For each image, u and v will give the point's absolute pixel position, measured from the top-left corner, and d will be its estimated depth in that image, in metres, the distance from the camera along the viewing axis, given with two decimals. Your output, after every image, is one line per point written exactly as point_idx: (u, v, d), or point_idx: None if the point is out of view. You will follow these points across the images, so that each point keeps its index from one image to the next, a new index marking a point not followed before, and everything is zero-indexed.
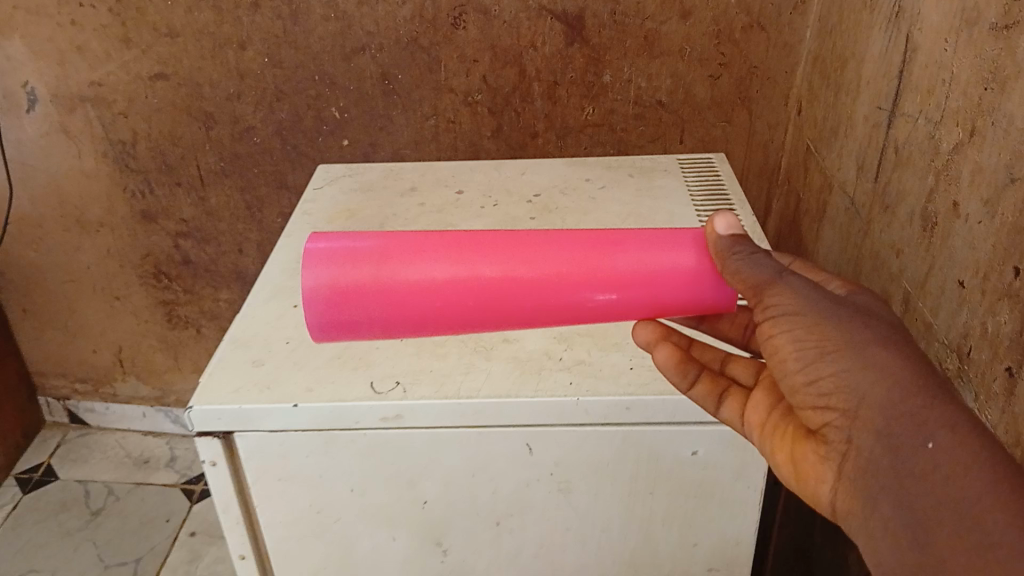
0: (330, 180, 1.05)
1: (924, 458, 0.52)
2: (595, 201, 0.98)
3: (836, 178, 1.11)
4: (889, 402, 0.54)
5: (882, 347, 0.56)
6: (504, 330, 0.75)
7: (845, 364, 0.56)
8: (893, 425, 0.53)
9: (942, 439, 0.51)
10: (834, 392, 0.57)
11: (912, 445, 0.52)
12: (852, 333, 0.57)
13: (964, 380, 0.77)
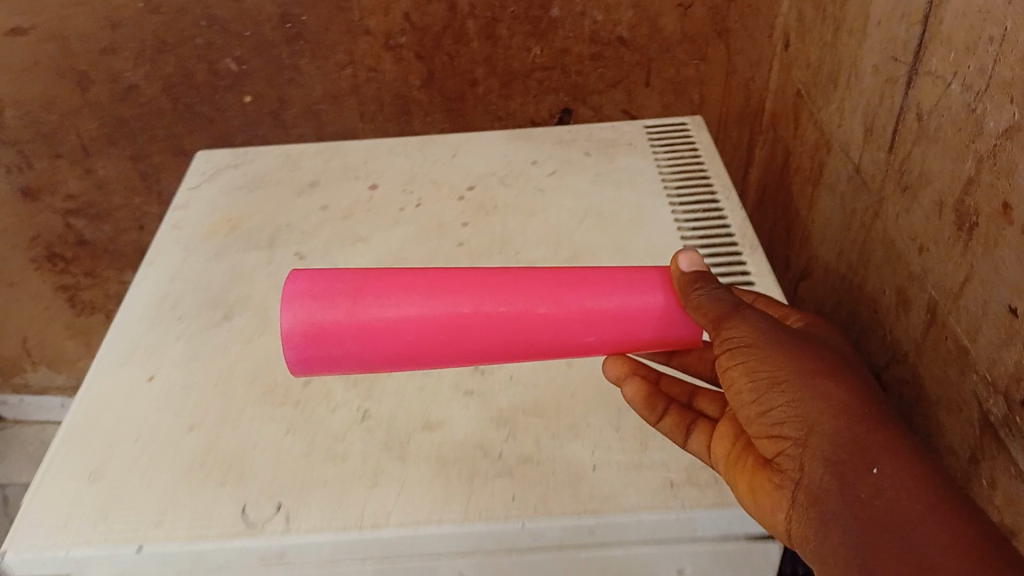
0: (211, 175, 0.83)
1: (875, 486, 0.42)
2: (543, 193, 0.78)
3: (835, 136, 0.92)
4: (841, 426, 0.44)
5: (840, 372, 0.47)
6: (425, 410, 0.57)
7: (798, 389, 0.46)
8: (843, 446, 0.44)
9: (891, 466, 0.42)
10: (786, 418, 0.46)
11: (862, 472, 0.43)
12: (800, 360, 0.47)
13: (1012, 430, 0.61)
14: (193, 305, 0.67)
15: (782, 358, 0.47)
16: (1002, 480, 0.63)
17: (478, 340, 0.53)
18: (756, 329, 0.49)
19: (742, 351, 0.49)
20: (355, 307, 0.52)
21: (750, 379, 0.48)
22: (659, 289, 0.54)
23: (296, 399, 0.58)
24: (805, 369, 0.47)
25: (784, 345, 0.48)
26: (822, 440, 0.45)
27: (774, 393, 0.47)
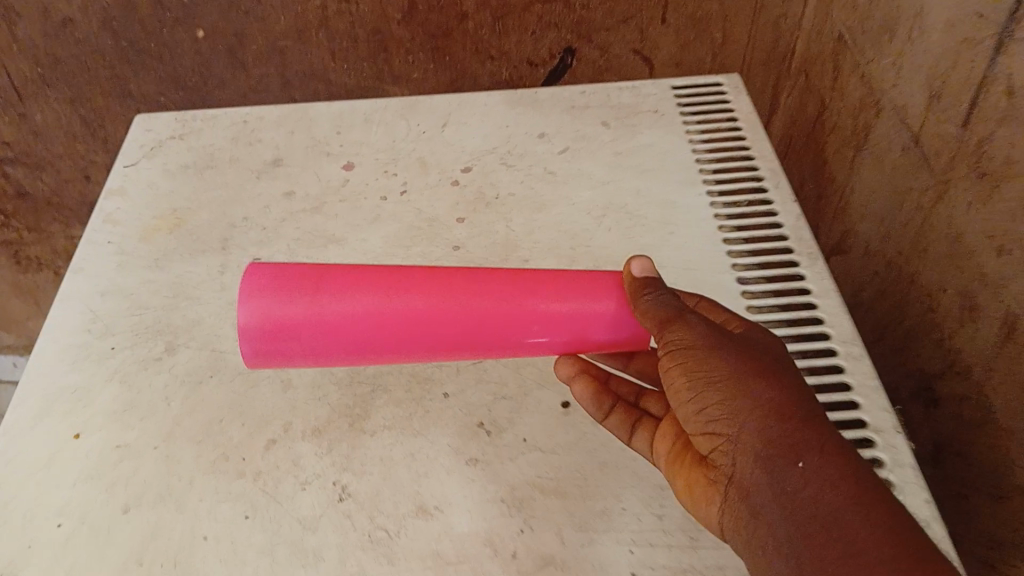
0: (152, 150, 0.70)
1: (804, 484, 0.36)
2: (553, 179, 0.64)
3: (887, 97, 0.78)
4: (771, 417, 0.38)
5: (778, 365, 0.40)
6: (417, 487, 0.46)
7: (731, 385, 0.39)
8: (773, 441, 0.37)
9: (819, 459, 0.36)
10: (720, 416, 0.40)
11: (791, 468, 0.36)
12: (732, 353, 0.40)
13: None
14: (128, 333, 0.55)
15: (722, 355, 0.40)
16: None
17: (423, 341, 0.46)
18: (699, 326, 0.42)
19: (680, 351, 0.42)
20: (290, 302, 0.45)
21: (687, 379, 0.41)
22: (615, 293, 0.47)
23: (256, 470, 0.47)
24: (744, 365, 0.40)
25: (723, 339, 0.41)
26: (754, 436, 0.38)
27: (711, 393, 0.40)
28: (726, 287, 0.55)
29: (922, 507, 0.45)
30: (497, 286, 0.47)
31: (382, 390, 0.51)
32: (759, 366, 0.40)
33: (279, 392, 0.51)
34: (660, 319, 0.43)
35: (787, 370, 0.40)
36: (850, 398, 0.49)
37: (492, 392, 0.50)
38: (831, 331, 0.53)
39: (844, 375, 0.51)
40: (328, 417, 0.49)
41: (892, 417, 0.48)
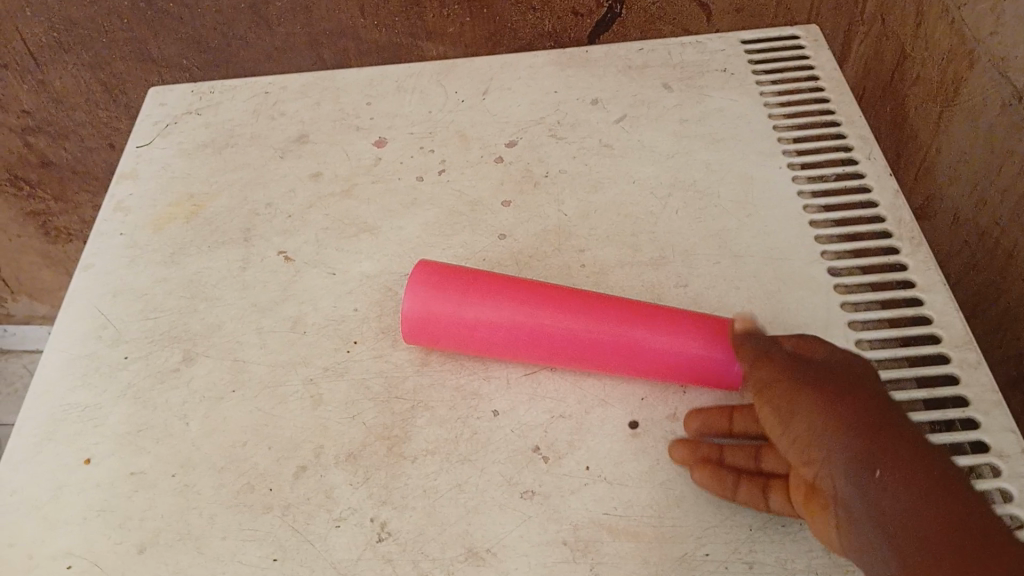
0: (168, 127, 0.63)
1: (892, 497, 0.32)
2: (610, 153, 0.57)
3: (984, 47, 0.68)
4: (842, 429, 0.34)
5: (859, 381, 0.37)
6: (467, 526, 0.40)
7: (802, 404, 0.35)
8: (850, 453, 0.34)
9: (900, 469, 0.33)
10: (800, 436, 0.35)
11: (877, 482, 0.33)
12: (799, 371, 0.37)
13: None
14: (142, 340, 0.50)
15: (803, 380, 0.36)
16: None
17: (531, 351, 0.45)
18: (780, 358, 0.38)
19: (761, 381, 0.38)
20: (438, 295, 0.45)
21: (766, 409, 0.37)
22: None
23: (285, 503, 0.42)
24: (824, 386, 0.36)
25: (797, 364, 0.37)
26: (837, 452, 0.34)
27: (791, 419, 0.36)
28: (814, 280, 0.48)
29: None
30: (610, 311, 0.45)
31: (424, 408, 0.45)
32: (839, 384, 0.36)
33: (308, 410, 0.45)
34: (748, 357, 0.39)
35: (867, 384, 0.37)
36: (969, 416, 0.42)
37: (550, 410, 0.44)
38: (941, 333, 0.45)
39: (959, 389, 0.43)
40: (364, 440, 0.44)
41: (1020, 440, 0.41)
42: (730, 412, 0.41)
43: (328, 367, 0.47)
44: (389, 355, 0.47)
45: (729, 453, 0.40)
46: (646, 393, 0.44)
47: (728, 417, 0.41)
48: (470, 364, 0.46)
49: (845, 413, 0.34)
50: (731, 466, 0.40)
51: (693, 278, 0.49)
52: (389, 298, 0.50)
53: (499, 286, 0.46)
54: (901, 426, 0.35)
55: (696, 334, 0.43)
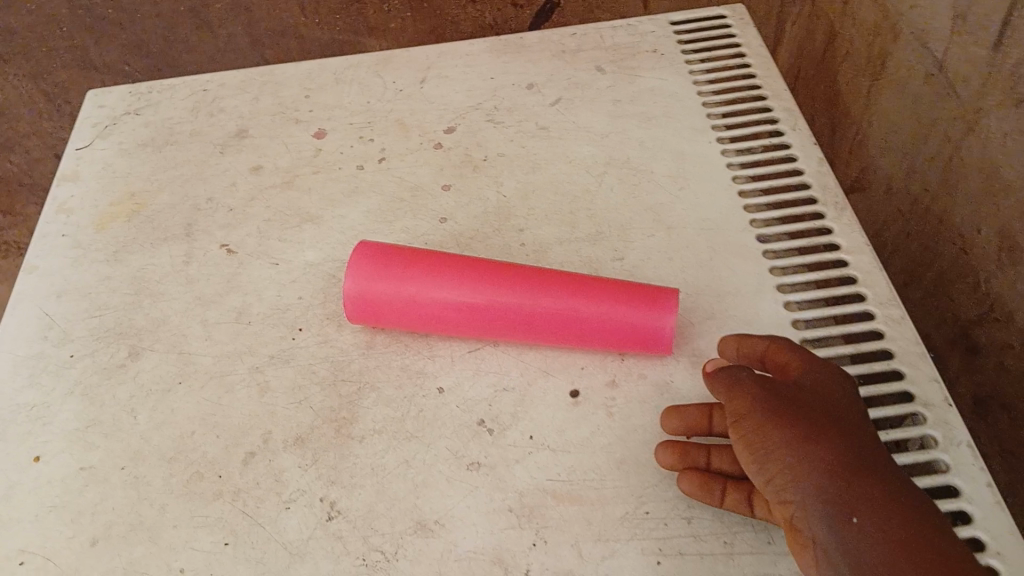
0: (107, 128, 0.63)
1: (873, 550, 0.31)
2: (547, 135, 0.58)
3: (906, 20, 0.70)
4: (817, 469, 0.33)
5: (832, 416, 0.36)
6: (415, 500, 0.41)
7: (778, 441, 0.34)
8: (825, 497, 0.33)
9: (876, 514, 0.32)
10: (775, 473, 0.34)
11: (854, 531, 0.32)
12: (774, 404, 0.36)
13: None
14: (88, 338, 0.50)
15: (780, 419, 0.35)
16: None
17: (473, 325, 0.46)
18: (755, 386, 0.36)
19: (738, 417, 0.36)
20: (380, 273, 0.46)
21: (742, 444, 0.36)
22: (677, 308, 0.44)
23: (235, 489, 0.42)
24: (801, 424, 0.35)
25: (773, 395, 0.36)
26: (812, 494, 0.33)
27: (771, 463, 0.34)
28: (745, 248, 0.49)
29: (988, 495, 0.39)
30: (548, 284, 0.46)
31: (371, 389, 0.45)
32: (811, 420, 0.35)
33: (255, 398, 0.46)
34: (722, 387, 0.38)
35: (842, 420, 0.35)
36: (895, 367, 0.43)
37: (493, 384, 0.45)
38: (867, 292, 0.46)
39: (885, 343, 0.44)
40: (312, 423, 0.44)
41: (944, 388, 0.42)
42: (709, 414, 0.40)
43: (274, 355, 0.47)
44: (334, 340, 0.48)
45: (716, 459, 0.39)
46: (585, 362, 0.45)
47: (706, 419, 0.40)
48: (413, 344, 0.47)
49: (822, 457, 0.33)
50: (719, 473, 0.39)
51: (629, 251, 0.50)
52: (332, 285, 0.51)
53: (442, 262, 0.47)
54: (876, 468, 0.34)
55: (632, 300, 0.45)
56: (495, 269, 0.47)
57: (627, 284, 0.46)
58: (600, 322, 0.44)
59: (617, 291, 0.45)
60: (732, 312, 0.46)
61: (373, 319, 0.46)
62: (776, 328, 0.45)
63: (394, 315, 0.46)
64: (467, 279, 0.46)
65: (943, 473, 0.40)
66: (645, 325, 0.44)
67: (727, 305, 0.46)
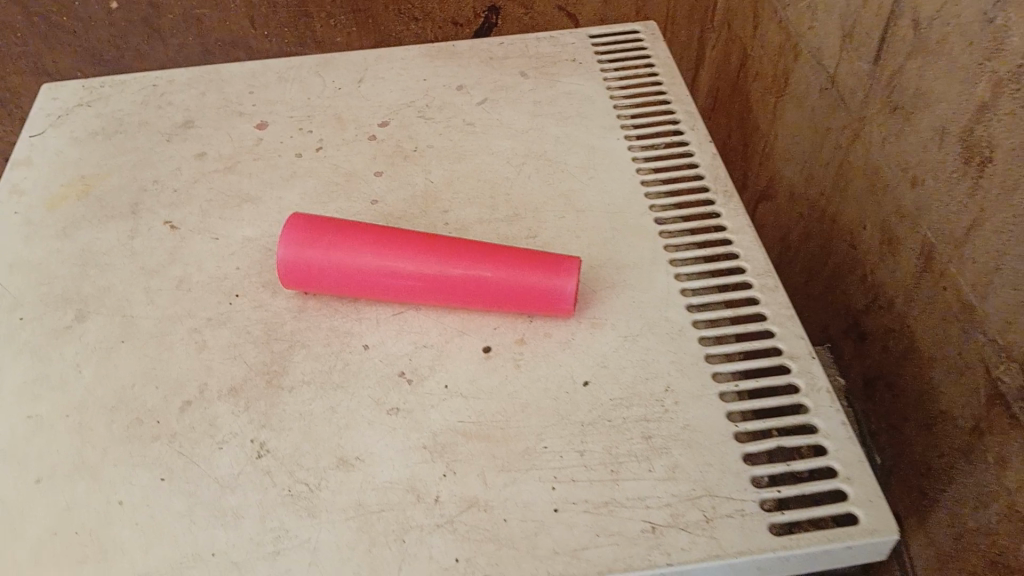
0: (59, 118, 0.67)
1: None
2: (472, 130, 0.64)
3: (805, 41, 0.77)
4: None
5: None
6: (338, 440, 0.45)
7: None
8: None
9: None
10: None
11: None
12: None
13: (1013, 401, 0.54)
14: (36, 303, 0.53)
15: None
16: (994, 451, 0.56)
17: (397, 290, 0.50)
18: None
19: None
20: (313, 242, 0.51)
21: None
22: (578, 273, 0.50)
23: (172, 433, 0.46)
24: None
25: None
26: None
27: None
28: (644, 227, 0.55)
29: (841, 430, 0.44)
30: (464, 254, 0.51)
31: (301, 346, 0.49)
32: None
33: (193, 354, 0.49)
34: None
35: None
36: (766, 327, 0.49)
37: (414, 341, 0.49)
38: (747, 264, 0.52)
39: (760, 307, 0.50)
40: (245, 375, 0.48)
41: (808, 343, 0.48)
42: None
43: (212, 317, 0.51)
44: (268, 305, 0.52)
45: None
46: (499, 323, 0.50)
47: None
48: (342, 308, 0.51)
49: None
50: None
51: (542, 230, 0.55)
52: (268, 257, 0.55)
53: (369, 234, 0.52)
54: None
55: (538, 266, 0.50)
56: (417, 240, 0.52)
57: (535, 253, 0.51)
58: (509, 285, 0.50)
59: (524, 258, 0.51)
60: (630, 282, 0.52)
61: (305, 284, 0.51)
62: (668, 294, 0.51)
63: (323, 280, 0.50)
64: (391, 250, 0.51)
65: (804, 414, 0.45)
66: (547, 287, 0.49)
67: (626, 276, 0.52)
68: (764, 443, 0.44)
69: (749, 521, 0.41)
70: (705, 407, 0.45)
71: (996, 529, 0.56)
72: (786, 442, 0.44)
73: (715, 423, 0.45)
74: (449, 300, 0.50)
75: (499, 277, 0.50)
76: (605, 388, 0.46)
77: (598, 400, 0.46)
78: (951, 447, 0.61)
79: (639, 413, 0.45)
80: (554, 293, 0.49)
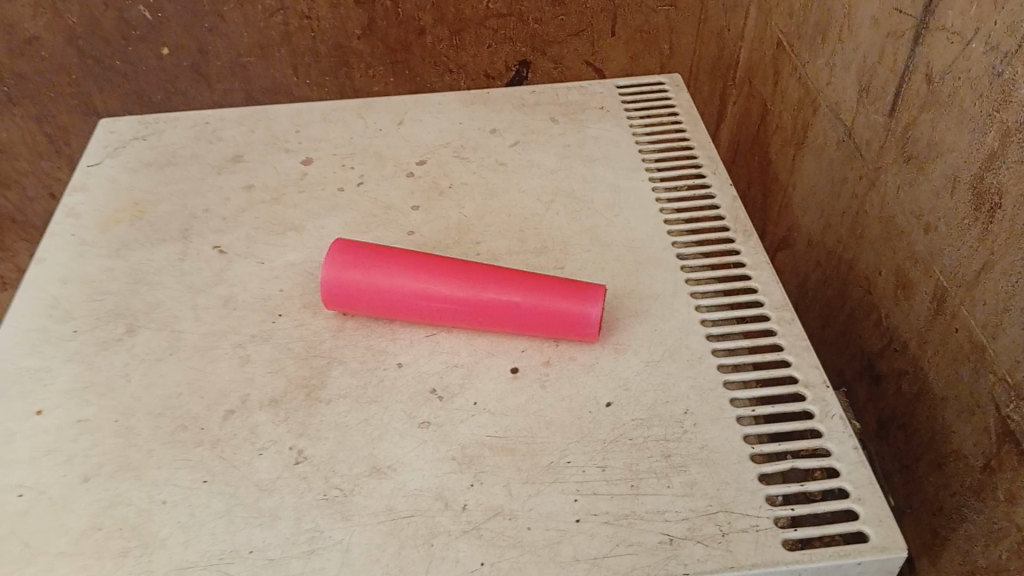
0: (116, 149, 0.71)
1: None
2: (504, 169, 0.67)
3: (823, 95, 0.81)
4: None
5: None
6: (372, 449, 0.47)
7: None
8: None
9: None
10: None
11: None
12: None
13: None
14: (89, 316, 0.56)
15: None
16: (1008, 490, 0.57)
17: (432, 313, 0.53)
18: None
19: None
20: (353, 266, 0.54)
21: None
22: (603, 300, 0.52)
23: (214, 438, 0.48)
24: None
25: None
26: None
27: None
28: (665, 262, 0.58)
29: (853, 454, 0.46)
30: (496, 280, 0.54)
31: (338, 362, 0.52)
32: None
33: (236, 367, 0.52)
34: None
35: None
36: (782, 357, 0.51)
37: (445, 361, 0.52)
38: (764, 298, 0.55)
39: (777, 338, 0.52)
40: (285, 387, 0.51)
41: (822, 373, 0.50)
42: None
43: (256, 334, 0.54)
44: (308, 323, 0.55)
45: None
46: (526, 345, 0.53)
47: None
48: (378, 329, 0.54)
49: None
50: None
51: (569, 262, 0.58)
52: (309, 281, 0.58)
53: (407, 261, 0.55)
54: None
55: (566, 293, 0.52)
56: (451, 267, 0.55)
57: (562, 280, 0.54)
58: (538, 311, 0.52)
59: (553, 285, 0.53)
60: (652, 312, 0.54)
61: (345, 305, 0.54)
62: (688, 324, 0.53)
63: (362, 301, 0.53)
64: (426, 275, 0.54)
65: (819, 439, 0.47)
66: (574, 313, 0.51)
67: (649, 306, 0.54)
68: (779, 464, 0.46)
69: (763, 536, 0.42)
70: (722, 429, 0.47)
71: (1009, 567, 0.58)
72: (800, 465, 0.46)
73: (731, 445, 0.47)
74: (481, 324, 0.53)
75: (528, 302, 0.52)
76: (626, 408, 0.49)
77: (619, 420, 0.48)
78: (965, 487, 0.62)
79: (658, 433, 0.47)
80: (580, 319, 0.51)
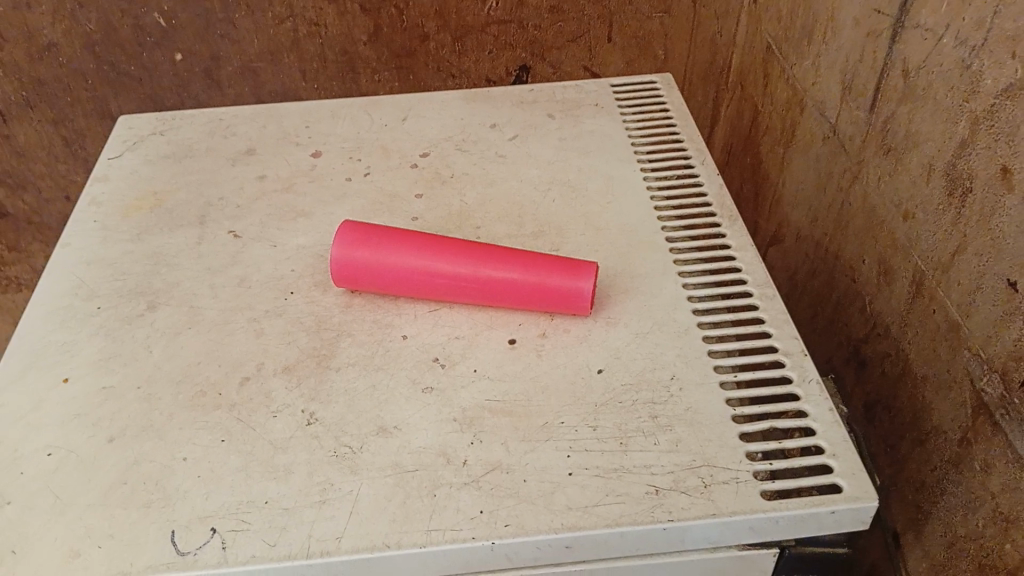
0: (135, 143, 0.75)
1: None
2: (503, 161, 0.71)
3: (810, 94, 0.84)
4: None
5: None
6: (379, 412, 0.51)
7: None
8: None
9: None
10: None
11: None
12: None
13: (999, 412, 0.58)
14: (111, 294, 0.60)
15: None
16: (982, 460, 0.60)
17: (434, 289, 0.57)
18: None
19: None
20: (361, 245, 0.57)
21: None
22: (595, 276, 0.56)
23: (231, 402, 0.52)
24: None
25: None
26: None
27: None
28: (655, 244, 0.61)
29: (828, 415, 0.49)
30: (494, 258, 0.57)
31: (347, 334, 0.56)
32: None
33: (251, 339, 0.56)
34: None
35: None
36: (764, 329, 0.55)
37: (447, 333, 0.55)
38: (747, 276, 0.58)
39: (760, 312, 0.56)
40: (297, 357, 0.54)
41: (801, 343, 0.54)
42: None
43: (269, 309, 0.58)
44: (319, 300, 0.58)
45: None
46: (523, 319, 0.56)
47: None
48: (384, 305, 0.58)
49: None
50: None
51: (564, 244, 0.62)
52: (319, 262, 0.62)
53: (412, 241, 0.58)
54: None
55: (561, 269, 0.56)
56: (453, 246, 0.58)
57: (557, 258, 0.57)
58: (533, 286, 0.56)
59: (547, 262, 0.57)
60: (642, 289, 0.57)
61: (353, 282, 0.57)
62: (676, 299, 0.56)
63: (369, 278, 0.57)
64: (429, 254, 0.57)
65: (797, 403, 0.51)
66: (566, 288, 0.55)
67: (639, 283, 0.58)
68: (759, 424, 0.49)
69: (743, 487, 0.46)
70: (706, 393, 0.51)
71: (984, 534, 0.60)
72: (779, 424, 0.49)
73: (715, 407, 0.50)
74: (480, 299, 0.57)
75: (524, 278, 0.56)
76: (617, 374, 0.52)
77: (610, 385, 0.51)
78: (943, 461, 0.65)
79: (646, 396, 0.50)
80: (572, 293, 0.55)
